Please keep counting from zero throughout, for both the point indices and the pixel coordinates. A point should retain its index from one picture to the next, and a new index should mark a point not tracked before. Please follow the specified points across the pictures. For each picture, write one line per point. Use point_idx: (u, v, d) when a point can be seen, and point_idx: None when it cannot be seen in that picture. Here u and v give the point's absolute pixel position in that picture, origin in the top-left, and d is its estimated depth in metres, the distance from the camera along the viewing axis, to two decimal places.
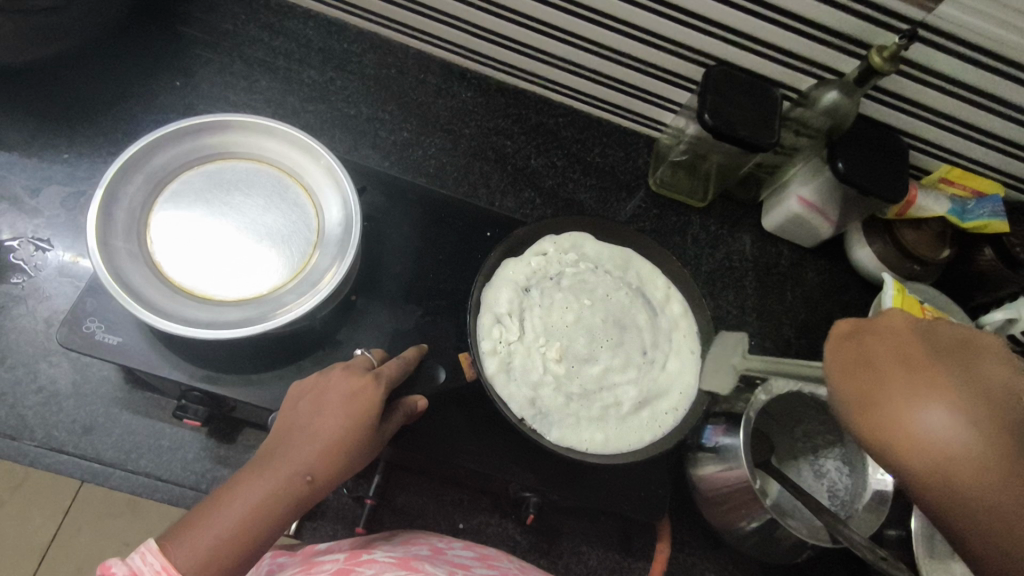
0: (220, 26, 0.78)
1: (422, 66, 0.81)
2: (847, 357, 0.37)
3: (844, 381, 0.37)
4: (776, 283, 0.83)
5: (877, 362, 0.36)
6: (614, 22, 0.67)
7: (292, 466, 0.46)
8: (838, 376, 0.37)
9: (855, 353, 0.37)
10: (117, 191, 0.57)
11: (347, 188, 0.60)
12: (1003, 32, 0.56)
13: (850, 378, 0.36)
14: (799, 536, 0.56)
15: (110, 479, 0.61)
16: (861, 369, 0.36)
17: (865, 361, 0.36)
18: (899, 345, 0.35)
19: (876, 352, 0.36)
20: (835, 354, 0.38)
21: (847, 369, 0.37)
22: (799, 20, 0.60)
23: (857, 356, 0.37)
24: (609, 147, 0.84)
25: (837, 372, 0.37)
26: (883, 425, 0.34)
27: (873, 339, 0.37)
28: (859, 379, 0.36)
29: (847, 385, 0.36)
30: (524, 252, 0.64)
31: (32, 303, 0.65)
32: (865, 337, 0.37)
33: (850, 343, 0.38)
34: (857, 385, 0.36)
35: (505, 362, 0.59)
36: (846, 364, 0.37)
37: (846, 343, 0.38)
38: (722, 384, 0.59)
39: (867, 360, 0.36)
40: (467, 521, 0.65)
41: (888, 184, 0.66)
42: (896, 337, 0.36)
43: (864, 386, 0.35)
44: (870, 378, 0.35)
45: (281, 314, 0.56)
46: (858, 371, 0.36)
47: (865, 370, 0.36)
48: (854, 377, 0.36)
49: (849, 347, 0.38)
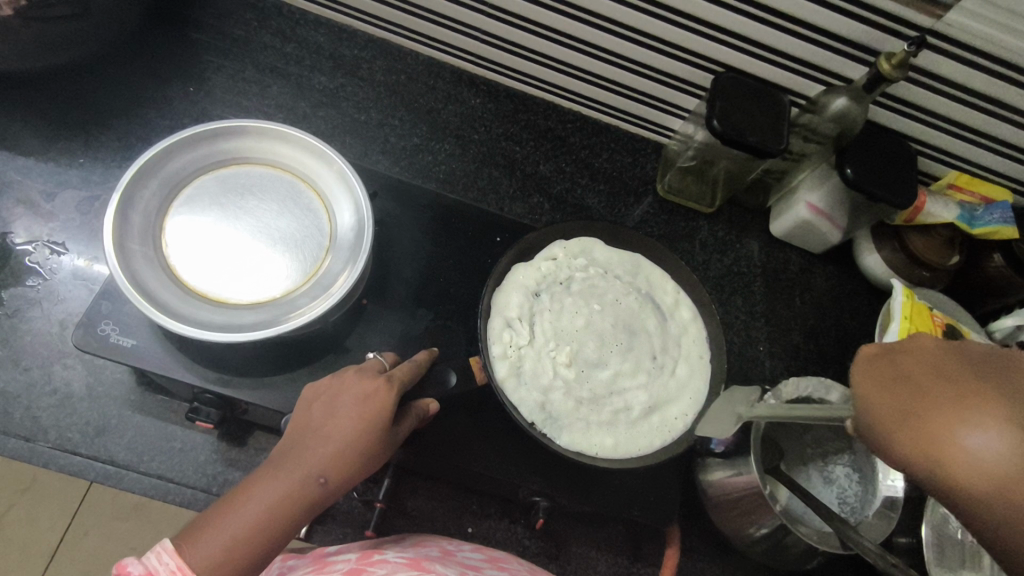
0: (232, 33, 0.79)
1: (431, 73, 0.82)
2: (876, 375, 0.35)
3: (871, 398, 0.34)
4: (784, 289, 0.83)
5: (908, 377, 0.33)
6: (624, 29, 0.68)
7: (306, 469, 0.46)
8: (865, 396, 0.35)
9: (883, 371, 0.35)
10: (134, 195, 0.57)
11: (359, 193, 0.61)
12: (1012, 39, 0.56)
13: (879, 392, 0.34)
14: (810, 542, 0.57)
15: (122, 481, 0.62)
16: (891, 385, 0.34)
17: (896, 377, 0.34)
18: (931, 360, 0.33)
19: (909, 368, 0.34)
20: (861, 374, 0.36)
21: (877, 386, 0.34)
22: (808, 26, 0.61)
23: (887, 372, 0.34)
24: (618, 152, 0.84)
25: (864, 390, 0.35)
26: (916, 439, 0.31)
27: (903, 357, 0.34)
28: (890, 394, 0.33)
29: (875, 401, 0.34)
30: (534, 258, 0.64)
31: (46, 306, 0.65)
32: (895, 355, 0.35)
33: (879, 362, 0.35)
34: (886, 401, 0.33)
35: (515, 366, 0.59)
36: (874, 382, 0.34)
37: (871, 363, 0.36)
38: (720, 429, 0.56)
39: (898, 376, 0.34)
40: (476, 525, 0.65)
41: (896, 190, 0.66)
42: (927, 353, 0.34)
43: (894, 403, 0.33)
44: (901, 392, 0.33)
45: (294, 317, 0.56)
46: (887, 386, 0.34)
47: (896, 385, 0.33)
48: (882, 394, 0.34)
49: (877, 364, 0.35)
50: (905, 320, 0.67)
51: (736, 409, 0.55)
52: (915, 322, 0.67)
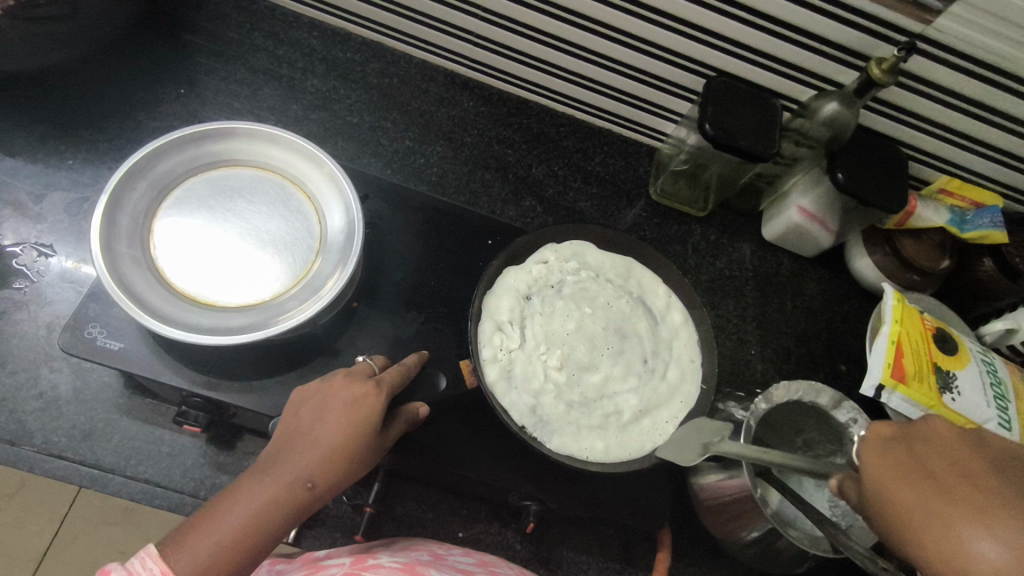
0: (223, 35, 0.78)
1: (425, 76, 0.82)
2: (891, 462, 0.38)
3: (879, 479, 0.38)
4: (776, 293, 0.83)
5: (914, 465, 0.37)
6: (615, 33, 0.68)
7: (293, 473, 0.46)
8: (875, 475, 0.39)
9: (905, 463, 0.38)
10: (122, 196, 0.57)
11: (350, 195, 0.60)
12: (998, 44, 0.56)
13: (900, 488, 0.37)
14: (801, 545, 0.56)
15: (109, 486, 0.61)
16: (903, 470, 0.37)
17: (917, 471, 0.37)
18: (942, 451, 0.38)
19: (924, 466, 0.37)
20: (874, 453, 0.40)
21: (885, 468, 0.38)
22: (799, 32, 0.61)
23: (905, 466, 0.38)
24: (610, 156, 0.84)
25: (882, 478, 0.38)
26: (909, 511, 0.35)
27: (920, 451, 0.38)
28: (910, 487, 0.36)
29: (891, 493, 0.37)
30: (526, 261, 0.64)
31: (33, 309, 0.65)
32: (913, 449, 0.39)
33: (892, 445, 0.40)
34: (887, 483, 0.38)
35: (506, 369, 0.59)
36: (883, 460, 0.39)
37: (886, 444, 0.40)
38: (686, 457, 0.56)
39: (916, 470, 0.37)
40: (467, 530, 0.65)
41: (886, 195, 0.67)
42: (940, 444, 0.38)
43: (900, 486, 0.37)
44: (918, 487, 0.36)
45: (282, 320, 0.56)
46: (894, 469, 0.38)
47: (915, 479, 0.36)
48: (898, 483, 0.37)
49: (898, 455, 0.39)
50: (895, 323, 0.67)
51: (705, 437, 0.55)
52: (906, 325, 0.68)
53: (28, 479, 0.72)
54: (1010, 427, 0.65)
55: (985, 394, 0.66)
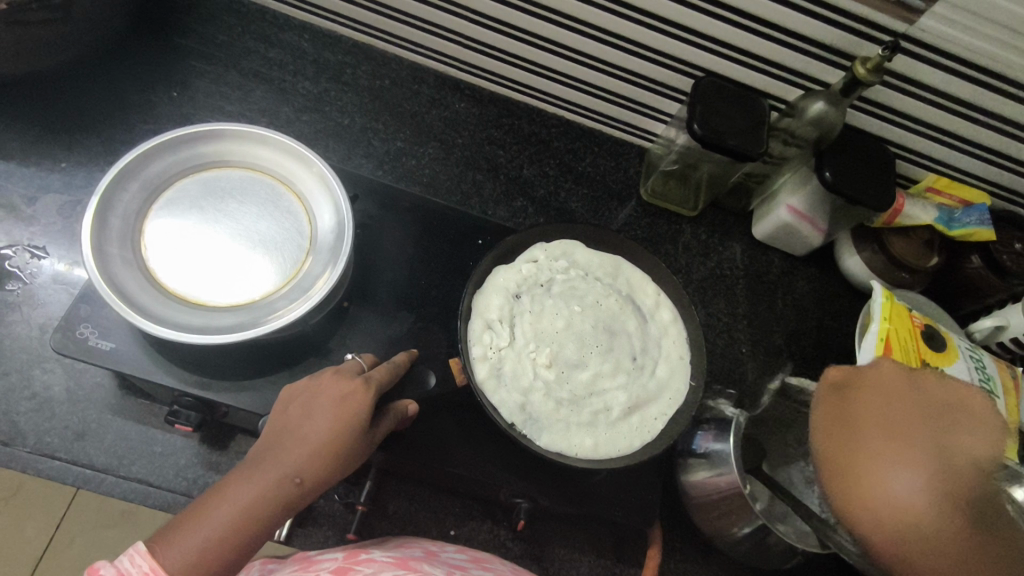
0: (215, 38, 0.79)
1: (416, 78, 0.83)
2: (834, 407, 0.41)
3: (823, 427, 0.40)
4: (766, 291, 0.83)
5: (854, 413, 0.39)
6: (603, 34, 0.68)
7: (282, 469, 0.46)
8: (819, 419, 0.41)
9: (846, 406, 0.40)
10: (113, 198, 0.58)
11: (340, 195, 0.61)
12: (980, 42, 0.57)
13: (833, 430, 0.39)
14: (789, 540, 0.57)
15: (102, 485, 0.61)
16: (841, 416, 0.39)
17: (856, 418, 0.38)
18: (885, 398, 0.39)
19: (861, 410, 0.39)
20: (823, 400, 0.43)
21: (829, 413, 0.41)
22: (785, 32, 0.62)
23: (841, 410, 0.40)
24: (600, 156, 0.85)
25: (821, 421, 0.41)
26: (842, 459, 0.37)
27: (856, 395, 0.41)
28: (841, 430, 0.38)
29: (827, 436, 0.39)
30: (515, 260, 0.65)
31: (27, 310, 0.65)
32: (852, 391, 0.41)
33: (837, 392, 0.42)
34: (828, 429, 0.39)
35: (495, 367, 0.60)
36: (827, 406, 0.41)
37: (832, 392, 0.42)
38: None
39: (853, 415, 0.39)
40: (458, 528, 0.65)
41: (873, 193, 0.67)
42: (883, 389, 0.40)
43: (835, 436, 0.38)
44: (850, 432, 0.38)
45: (272, 319, 0.56)
46: (835, 420, 0.40)
47: (851, 424, 0.38)
48: (834, 428, 0.39)
49: (838, 398, 0.42)
50: (884, 320, 0.67)
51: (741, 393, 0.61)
52: (894, 323, 0.68)
53: (23, 481, 0.73)
54: None
55: None
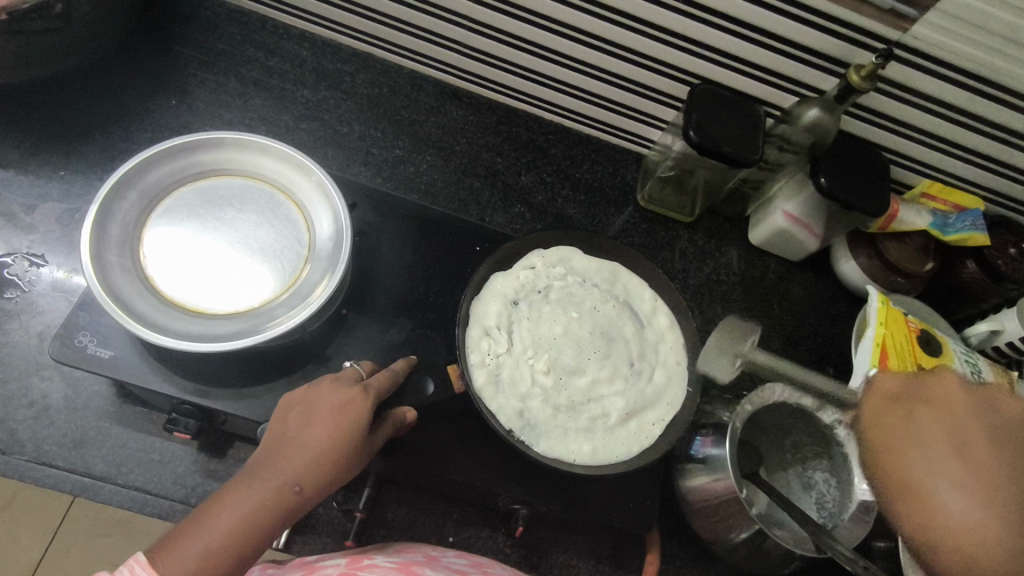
0: (214, 46, 0.80)
1: (414, 85, 0.83)
2: (892, 415, 0.44)
3: (882, 427, 0.44)
4: (763, 296, 0.84)
5: (912, 429, 0.42)
6: (600, 42, 0.69)
7: (281, 478, 0.46)
8: (874, 415, 0.46)
9: (892, 414, 0.45)
10: (112, 207, 0.58)
11: (338, 203, 0.61)
12: (972, 50, 0.58)
13: (881, 423, 0.45)
14: (784, 545, 0.57)
15: (100, 494, 0.61)
16: (899, 416, 0.44)
17: (891, 417, 0.44)
18: (944, 417, 0.42)
19: (926, 421, 0.43)
20: (881, 408, 0.46)
21: (881, 418, 0.45)
22: (779, 40, 0.62)
23: (901, 419, 0.44)
24: (597, 163, 0.85)
25: (879, 422, 0.45)
26: (890, 467, 0.42)
27: (914, 408, 0.44)
28: (885, 423, 0.44)
29: (873, 425, 0.45)
30: (513, 267, 0.65)
31: (24, 318, 0.65)
32: (916, 407, 0.44)
33: (897, 406, 0.45)
34: (878, 438, 0.44)
35: (493, 374, 0.60)
36: (887, 416, 0.45)
37: (890, 404, 0.45)
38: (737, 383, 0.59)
39: (897, 420, 0.44)
40: (457, 534, 0.65)
41: (869, 199, 0.68)
42: (943, 408, 0.43)
43: (923, 446, 0.41)
44: (882, 423, 0.44)
45: (271, 327, 0.57)
46: (891, 422, 0.44)
47: (888, 420, 0.44)
48: (888, 418, 0.44)
49: (897, 409, 0.45)
50: (880, 325, 0.68)
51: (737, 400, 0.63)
52: (890, 328, 0.68)
53: None
54: None
55: None
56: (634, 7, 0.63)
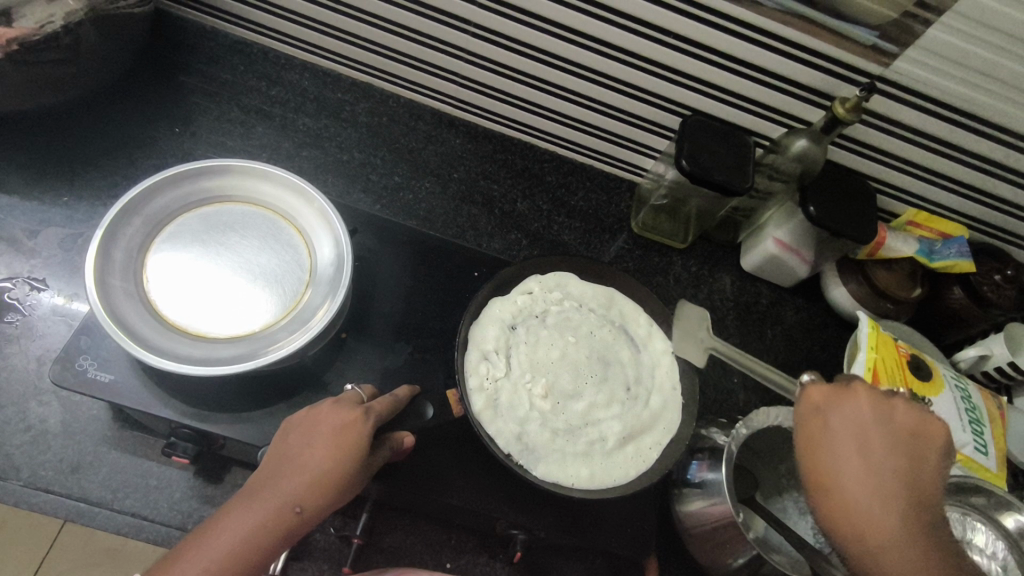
0: (219, 77, 0.81)
1: (413, 115, 0.85)
2: (814, 424, 0.48)
3: (808, 436, 0.48)
4: (756, 322, 0.85)
5: (830, 442, 0.46)
6: (595, 75, 0.71)
7: (282, 497, 0.47)
8: (803, 419, 0.49)
9: (815, 422, 0.48)
10: (117, 231, 0.59)
11: (340, 229, 0.62)
12: (951, 84, 0.60)
13: (809, 433, 0.48)
14: (783, 570, 0.56)
15: (95, 520, 0.60)
16: (821, 428, 0.47)
17: (816, 427, 0.48)
18: (856, 427, 0.46)
19: (844, 432, 0.46)
20: (806, 415, 0.49)
21: (807, 427, 0.48)
22: (768, 73, 0.65)
23: (823, 427, 0.47)
24: (592, 191, 0.87)
25: (805, 430, 0.48)
26: (813, 476, 0.47)
27: (833, 419, 0.47)
28: (813, 435, 0.48)
29: (803, 433, 0.48)
30: (510, 292, 0.66)
31: (23, 343, 0.65)
32: (834, 416, 0.47)
33: (819, 413, 0.48)
34: (806, 446, 0.48)
35: (492, 398, 0.61)
36: (813, 425, 0.48)
37: (814, 410, 0.48)
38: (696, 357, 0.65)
39: (822, 429, 0.47)
40: (455, 561, 0.65)
41: (856, 226, 0.69)
42: (854, 416, 0.47)
43: (842, 462, 0.45)
44: (810, 434, 0.48)
45: (272, 351, 0.57)
46: (815, 433, 0.48)
47: (814, 431, 0.48)
48: (812, 429, 0.48)
49: (819, 417, 0.48)
50: (871, 350, 0.69)
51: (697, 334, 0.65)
52: (881, 353, 0.69)
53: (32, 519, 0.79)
54: (985, 452, 0.67)
55: (961, 420, 0.67)
56: (625, 42, 0.66)
